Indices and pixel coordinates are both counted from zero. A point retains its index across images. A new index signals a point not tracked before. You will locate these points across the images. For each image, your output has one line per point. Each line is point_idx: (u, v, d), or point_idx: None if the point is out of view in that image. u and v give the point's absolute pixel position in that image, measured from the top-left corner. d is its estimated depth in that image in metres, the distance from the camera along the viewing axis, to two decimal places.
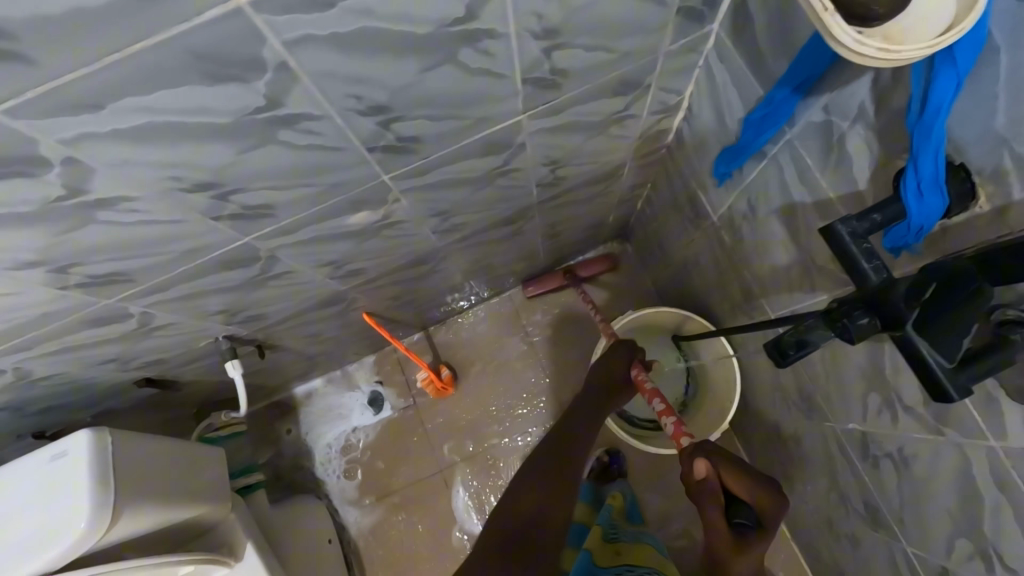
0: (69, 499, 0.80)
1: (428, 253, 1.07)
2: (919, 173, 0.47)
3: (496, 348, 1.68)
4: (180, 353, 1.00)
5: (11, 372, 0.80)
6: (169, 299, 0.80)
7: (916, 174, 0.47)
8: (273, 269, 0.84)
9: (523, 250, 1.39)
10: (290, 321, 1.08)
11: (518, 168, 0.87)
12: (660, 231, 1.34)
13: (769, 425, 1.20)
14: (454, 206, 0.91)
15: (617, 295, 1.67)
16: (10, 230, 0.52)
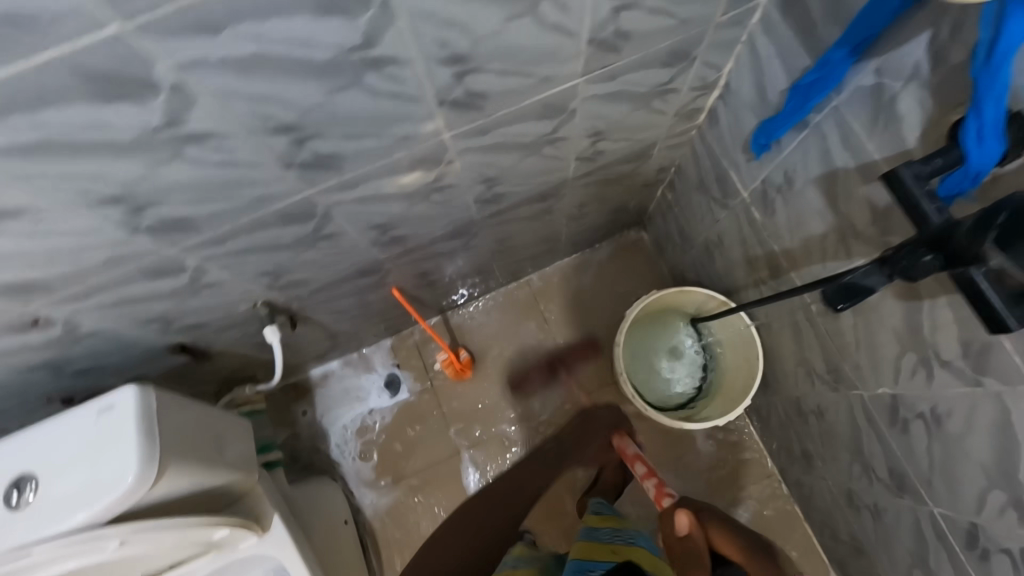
0: (115, 453, 0.80)
1: (465, 225, 1.09)
2: (982, 118, 0.50)
3: (514, 333, 1.70)
4: (220, 317, 1.01)
5: (62, 323, 0.80)
6: (225, 254, 0.81)
7: (978, 120, 0.50)
8: (326, 229, 0.86)
9: (548, 232, 1.42)
10: (328, 289, 1.09)
11: (565, 137, 0.90)
12: (681, 216, 1.38)
13: (788, 403, 1.24)
14: (499, 175, 0.94)
15: (633, 283, 1.71)
16: (106, 158, 0.53)
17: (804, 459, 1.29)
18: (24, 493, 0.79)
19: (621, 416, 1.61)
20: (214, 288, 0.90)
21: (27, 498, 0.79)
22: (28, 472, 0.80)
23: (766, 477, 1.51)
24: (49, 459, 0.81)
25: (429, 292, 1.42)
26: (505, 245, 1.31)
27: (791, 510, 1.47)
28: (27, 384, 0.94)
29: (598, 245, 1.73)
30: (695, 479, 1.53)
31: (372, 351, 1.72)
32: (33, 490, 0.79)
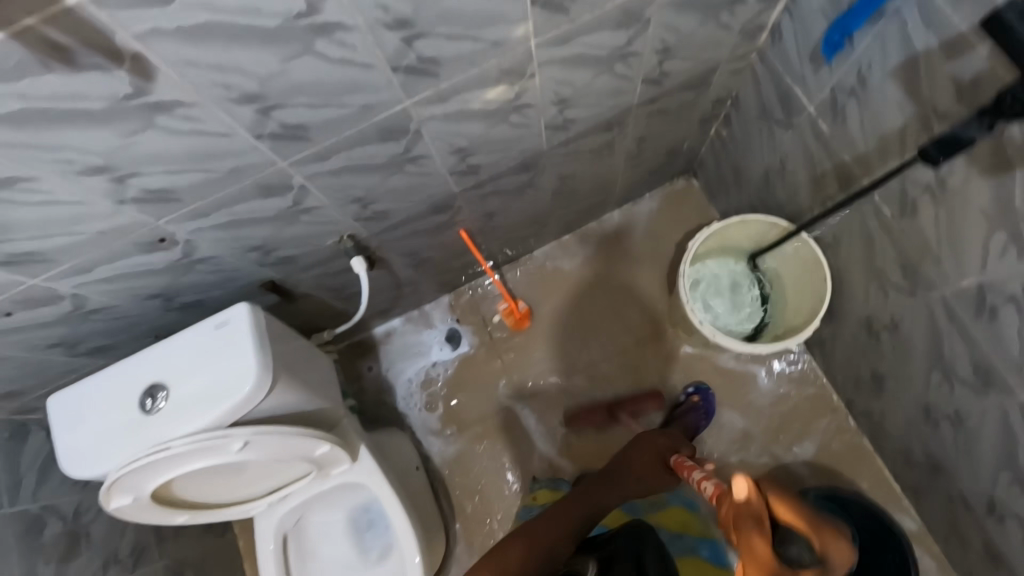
0: (233, 362, 0.87)
1: (534, 156, 1.13)
2: None
3: (569, 285, 1.72)
4: (310, 250, 1.07)
5: (182, 242, 0.87)
6: (327, 172, 0.86)
7: None
8: (414, 150, 0.91)
9: (605, 174, 1.44)
10: (405, 224, 1.14)
11: (636, 52, 0.94)
12: (737, 150, 1.39)
13: (858, 325, 1.24)
14: (572, 95, 0.97)
15: (686, 230, 1.71)
16: (253, 48, 0.59)
17: (875, 384, 1.29)
18: (156, 399, 0.86)
19: (678, 359, 1.62)
20: (311, 214, 0.96)
21: (159, 403, 0.86)
22: (158, 381, 0.87)
23: (831, 412, 1.51)
24: (175, 369, 0.87)
25: (490, 239, 1.46)
26: (565, 185, 1.35)
27: (860, 443, 1.47)
28: (141, 314, 1.01)
29: (650, 195, 1.74)
30: (758, 417, 1.54)
31: (432, 307, 1.76)
32: (164, 397, 0.86)
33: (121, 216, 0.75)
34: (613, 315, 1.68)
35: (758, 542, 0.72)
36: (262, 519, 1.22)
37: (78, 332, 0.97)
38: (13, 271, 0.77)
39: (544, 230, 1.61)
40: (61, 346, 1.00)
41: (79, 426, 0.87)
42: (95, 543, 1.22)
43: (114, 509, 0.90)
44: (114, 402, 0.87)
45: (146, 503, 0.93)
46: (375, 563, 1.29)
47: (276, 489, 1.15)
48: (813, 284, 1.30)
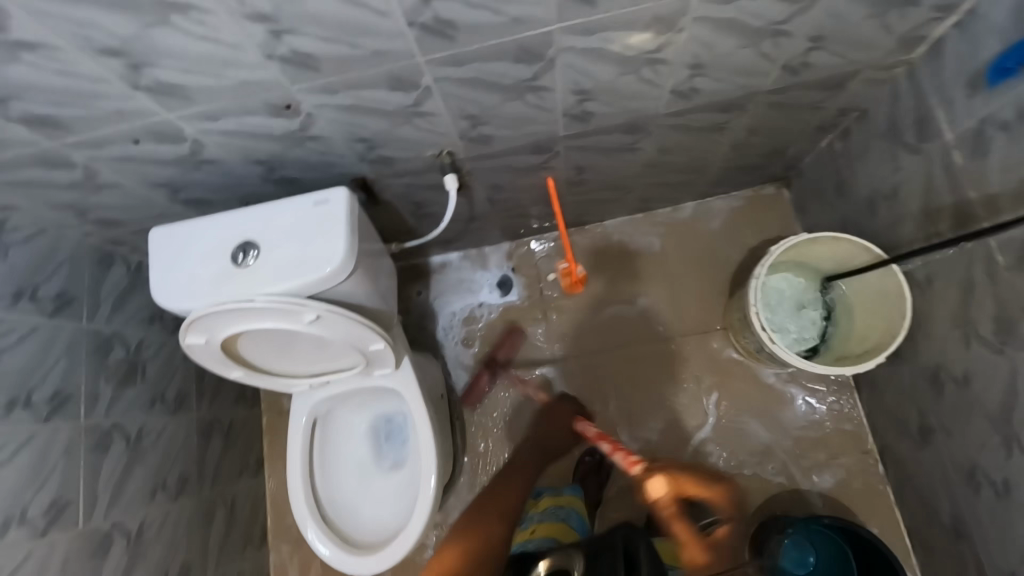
0: (324, 239, 0.91)
1: (646, 120, 1.11)
2: None
3: (628, 263, 1.69)
4: (408, 156, 1.09)
5: (304, 114, 0.90)
6: (456, 78, 0.88)
7: None
8: (542, 78, 0.91)
9: (702, 162, 1.40)
10: (502, 155, 1.15)
11: (789, 32, 0.91)
12: (846, 167, 1.34)
13: (923, 371, 1.20)
14: (709, 63, 0.95)
15: (763, 238, 1.65)
16: None
17: (921, 434, 1.26)
18: (247, 255, 0.91)
19: (722, 363, 1.59)
20: (424, 119, 0.97)
21: (249, 260, 0.91)
22: (252, 239, 0.92)
23: (862, 453, 1.47)
24: (270, 232, 0.92)
25: (569, 195, 1.45)
26: (662, 159, 1.32)
27: (882, 489, 1.44)
28: (242, 177, 1.05)
29: (733, 194, 1.69)
30: (787, 439, 1.51)
31: (490, 251, 1.76)
32: (255, 255, 0.91)
33: (264, 71, 0.79)
34: (667, 304, 1.65)
35: (680, 526, 0.93)
36: (298, 399, 1.28)
37: (185, 177, 1.03)
38: (157, 98, 0.81)
39: (621, 202, 1.58)
40: (166, 188, 1.05)
41: (173, 262, 0.93)
42: (149, 378, 1.31)
43: (186, 346, 0.96)
44: (209, 249, 0.92)
45: (214, 350, 0.98)
46: (389, 468, 1.36)
47: (320, 374, 1.20)
48: (887, 319, 1.25)
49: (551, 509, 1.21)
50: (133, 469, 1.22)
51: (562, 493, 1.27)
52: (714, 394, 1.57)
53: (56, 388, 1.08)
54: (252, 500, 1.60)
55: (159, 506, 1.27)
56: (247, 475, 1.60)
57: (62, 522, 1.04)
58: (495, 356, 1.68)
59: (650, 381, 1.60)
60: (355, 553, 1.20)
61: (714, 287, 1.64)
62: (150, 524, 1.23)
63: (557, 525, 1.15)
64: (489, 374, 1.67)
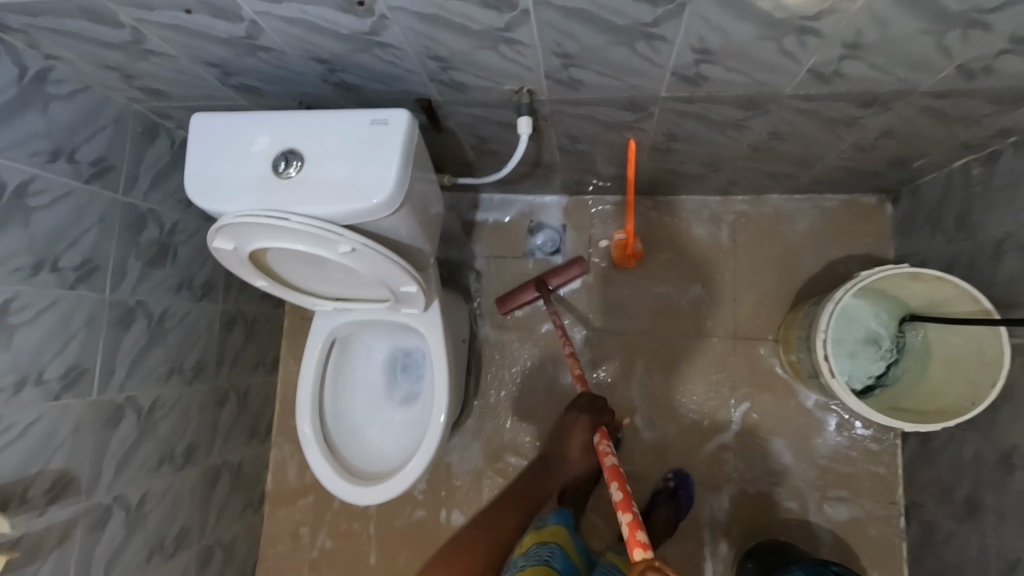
0: (374, 165, 0.81)
1: (766, 99, 0.94)
2: None
3: (691, 247, 1.55)
4: (484, 87, 0.96)
5: (377, 15, 0.77)
6: (561, 7, 0.73)
7: None
8: (662, 27, 0.75)
9: (811, 158, 1.22)
10: (590, 105, 1.00)
11: (991, 25, 0.71)
12: (979, 199, 1.13)
13: (995, 447, 1.08)
14: (871, 44, 0.76)
15: (849, 252, 1.47)
16: None
17: (966, 507, 1.15)
18: (289, 166, 0.82)
19: (764, 374, 1.47)
20: (512, 47, 0.83)
21: (289, 172, 0.82)
22: (296, 149, 0.83)
23: (888, 502, 1.38)
24: (318, 146, 0.82)
25: (648, 161, 1.29)
26: (769, 144, 1.14)
27: (896, 543, 1.36)
28: (299, 72, 0.95)
29: (829, 196, 1.49)
30: (812, 467, 1.42)
31: (546, 201, 1.63)
32: (297, 167, 0.82)
33: None
34: (720, 299, 1.52)
35: None
36: (321, 318, 1.24)
37: (238, 61, 0.92)
38: None
39: (702, 179, 1.41)
40: (217, 69, 0.96)
41: (209, 155, 0.85)
42: (180, 261, 1.29)
43: (214, 249, 0.90)
44: (250, 151, 0.84)
45: (242, 258, 0.92)
46: (399, 404, 1.33)
47: (346, 299, 1.15)
48: (973, 383, 1.10)
49: (531, 548, 1.02)
50: (153, 348, 1.22)
51: (544, 526, 1.10)
52: (745, 405, 1.46)
53: (85, 256, 1.06)
54: (262, 395, 1.62)
55: (173, 387, 1.28)
56: (261, 370, 1.61)
57: (77, 388, 1.05)
58: (547, 279, 1.53)
59: (681, 375, 1.50)
60: (351, 480, 1.20)
61: (777, 293, 1.50)
62: (162, 403, 1.25)
63: (540, 566, 0.94)
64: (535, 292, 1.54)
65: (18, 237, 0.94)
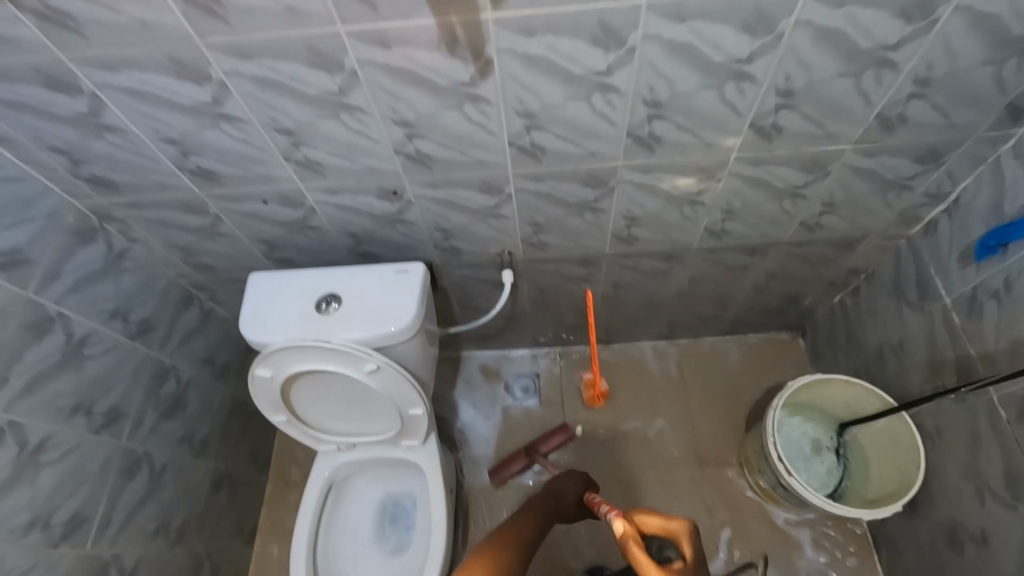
0: (398, 301, 1.05)
1: (680, 251, 1.29)
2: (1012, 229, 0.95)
3: (650, 386, 1.77)
4: (476, 251, 1.27)
5: (405, 200, 1.09)
6: (534, 191, 1.07)
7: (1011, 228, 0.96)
8: (601, 202, 1.11)
9: (726, 299, 1.56)
10: (554, 261, 1.33)
11: (808, 196, 1.10)
12: (857, 321, 1.47)
13: (941, 528, 1.20)
14: (739, 211, 1.14)
15: (780, 380, 1.74)
16: (557, 84, 0.82)
17: None
18: (329, 304, 1.05)
19: (738, 497, 1.58)
20: (498, 219, 1.16)
21: (330, 309, 1.04)
22: (337, 293, 1.06)
23: None
24: (353, 290, 1.06)
25: (602, 310, 1.60)
26: (692, 289, 1.48)
27: None
28: (334, 245, 1.24)
29: (751, 334, 1.82)
30: None
31: (520, 353, 1.88)
32: (336, 305, 1.04)
33: (389, 162, 0.99)
34: (682, 428, 1.70)
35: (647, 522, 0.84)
36: (322, 460, 1.31)
37: (288, 238, 1.21)
38: (298, 170, 1.01)
39: (647, 324, 1.72)
40: (267, 245, 1.24)
41: (263, 301, 1.06)
42: (186, 417, 1.37)
43: (252, 378, 1.05)
44: (299, 296, 1.06)
45: (275, 386, 1.07)
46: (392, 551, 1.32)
47: (352, 435, 1.26)
48: (903, 471, 1.28)
49: None
50: (145, 505, 1.23)
51: None
52: (727, 531, 1.53)
53: (113, 405, 1.16)
54: (236, 568, 1.52)
55: (155, 549, 1.24)
56: (238, 539, 1.55)
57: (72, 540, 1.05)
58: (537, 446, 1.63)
59: (662, 504, 1.58)
60: None
61: (730, 419, 1.70)
62: (142, 567, 1.20)
63: None
64: (527, 460, 1.63)
65: (65, 382, 1.05)
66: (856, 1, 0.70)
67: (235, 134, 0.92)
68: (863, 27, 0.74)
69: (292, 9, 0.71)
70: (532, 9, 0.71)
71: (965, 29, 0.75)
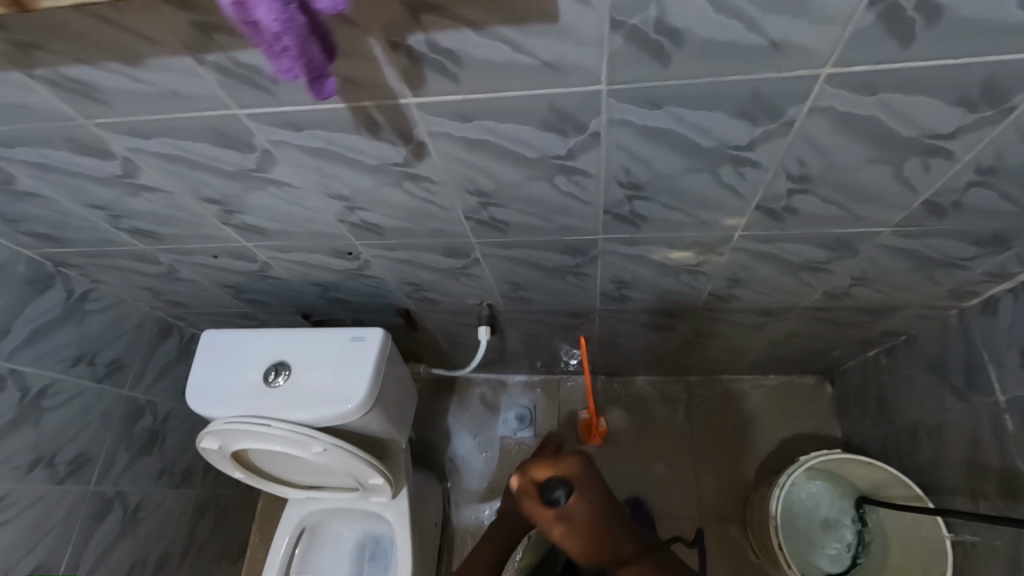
0: (351, 375, 0.96)
1: (683, 310, 1.13)
2: None
3: (653, 426, 1.65)
4: (452, 302, 1.16)
5: (362, 260, 0.98)
6: (504, 257, 0.94)
7: None
8: (583, 269, 0.97)
9: (740, 348, 1.40)
10: (542, 313, 1.20)
11: (833, 272, 0.91)
12: (892, 386, 1.27)
13: None
14: (748, 281, 0.97)
15: (799, 432, 1.57)
16: (509, 165, 0.68)
17: None
18: (278, 375, 0.97)
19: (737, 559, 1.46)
20: (470, 278, 1.04)
21: (277, 381, 0.96)
22: (286, 361, 0.98)
23: None
24: (303, 358, 0.98)
25: (600, 353, 1.46)
26: (700, 339, 1.32)
27: None
28: (300, 292, 1.15)
29: (772, 376, 1.64)
30: None
31: (518, 380, 1.78)
32: (284, 377, 0.97)
33: (335, 228, 0.87)
34: (684, 477, 1.58)
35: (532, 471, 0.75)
36: (291, 506, 1.28)
37: (250, 284, 1.13)
38: (240, 232, 0.91)
39: (653, 363, 1.57)
40: (231, 289, 1.16)
41: (212, 367, 1.00)
42: (165, 449, 1.37)
43: (201, 447, 1.00)
44: (247, 363, 0.99)
45: (225, 455, 1.02)
46: None
47: (318, 488, 1.21)
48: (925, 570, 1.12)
49: None
50: (119, 542, 1.24)
51: None
52: None
53: (79, 451, 1.15)
54: None
55: None
56: (226, 560, 1.56)
57: None
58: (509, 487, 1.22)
59: None
60: None
61: (738, 471, 1.56)
62: None
63: None
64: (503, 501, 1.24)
65: (23, 438, 1.04)
66: (892, 88, 0.52)
67: (160, 201, 0.82)
68: (903, 114, 0.55)
69: (175, 92, 0.59)
70: (462, 94, 0.56)
71: None
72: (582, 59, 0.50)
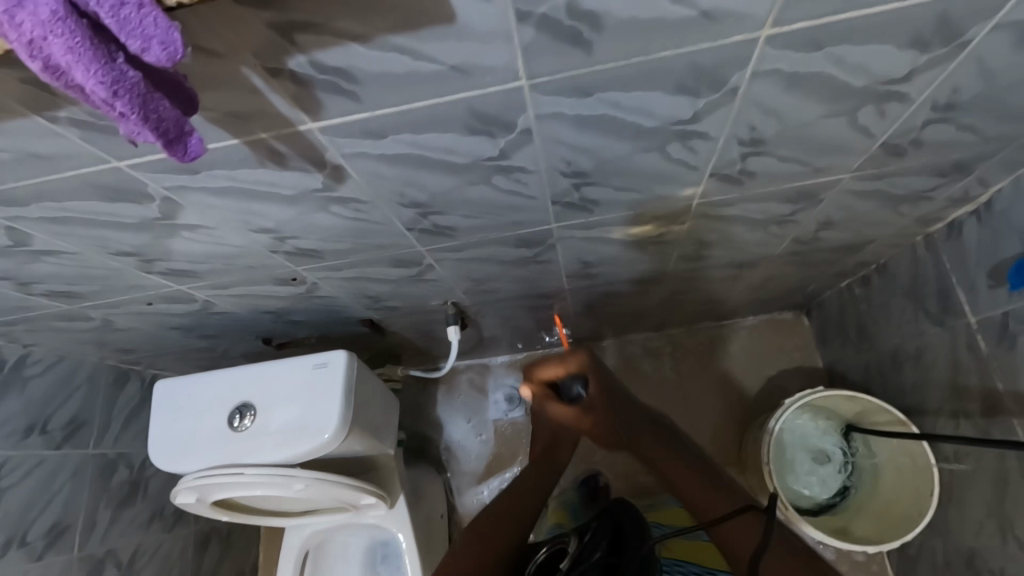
0: (321, 405, 0.91)
1: (654, 276, 1.10)
2: None
3: (641, 386, 1.65)
4: (416, 305, 1.10)
5: (309, 283, 0.92)
6: (459, 258, 0.88)
7: None
8: (543, 256, 0.92)
9: (717, 299, 1.38)
10: (511, 299, 1.16)
11: (799, 221, 0.88)
12: (867, 315, 1.28)
13: (957, 554, 1.09)
14: (715, 241, 0.93)
15: (782, 368, 1.59)
16: (440, 174, 0.61)
17: None
18: (243, 418, 0.92)
19: None
20: (429, 281, 0.98)
21: (243, 424, 0.91)
22: (249, 402, 0.93)
23: None
24: (267, 395, 0.93)
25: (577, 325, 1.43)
26: (676, 297, 1.30)
27: None
28: (253, 322, 1.08)
29: (751, 317, 1.64)
30: None
31: (502, 360, 1.75)
32: (250, 418, 0.92)
33: (270, 259, 0.80)
34: None
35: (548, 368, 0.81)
36: (291, 532, 1.28)
37: (197, 323, 1.05)
38: (168, 278, 0.83)
39: (634, 324, 1.55)
40: (178, 330, 1.08)
41: (172, 420, 0.94)
42: (149, 496, 1.32)
43: (177, 503, 0.95)
44: (208, 410, 0.94)
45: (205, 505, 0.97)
46: None
47: (311, 512, 1.18)
48: (910, 491, 1.17)
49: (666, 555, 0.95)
50: None
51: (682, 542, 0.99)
52: None
53: (53, 522, 1.09)
54: None
55: None
56: None
57: None
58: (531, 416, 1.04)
59: None
60: None
61: (728, 416, 1.59)
62: None
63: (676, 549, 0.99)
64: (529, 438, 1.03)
65: None
66: (839, 41, 0.47)
67: (66, 262, 0.74)
68: (854, 64, 0.50)
69: (35, 154, 0.50)
70: (368, 111, 0.49)
71: (1009, 48, 0.51)
72: (494, 57, 0.44)
